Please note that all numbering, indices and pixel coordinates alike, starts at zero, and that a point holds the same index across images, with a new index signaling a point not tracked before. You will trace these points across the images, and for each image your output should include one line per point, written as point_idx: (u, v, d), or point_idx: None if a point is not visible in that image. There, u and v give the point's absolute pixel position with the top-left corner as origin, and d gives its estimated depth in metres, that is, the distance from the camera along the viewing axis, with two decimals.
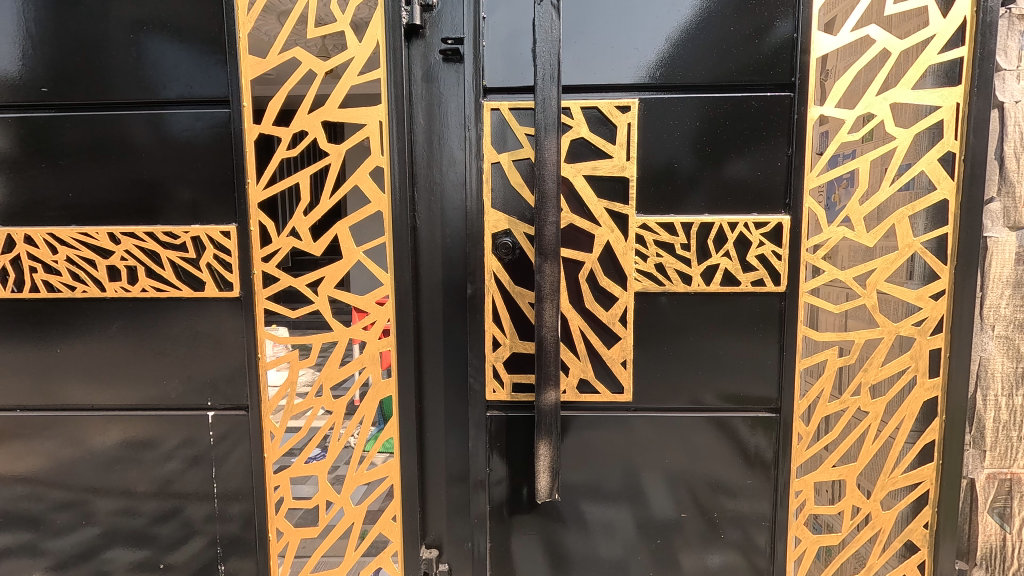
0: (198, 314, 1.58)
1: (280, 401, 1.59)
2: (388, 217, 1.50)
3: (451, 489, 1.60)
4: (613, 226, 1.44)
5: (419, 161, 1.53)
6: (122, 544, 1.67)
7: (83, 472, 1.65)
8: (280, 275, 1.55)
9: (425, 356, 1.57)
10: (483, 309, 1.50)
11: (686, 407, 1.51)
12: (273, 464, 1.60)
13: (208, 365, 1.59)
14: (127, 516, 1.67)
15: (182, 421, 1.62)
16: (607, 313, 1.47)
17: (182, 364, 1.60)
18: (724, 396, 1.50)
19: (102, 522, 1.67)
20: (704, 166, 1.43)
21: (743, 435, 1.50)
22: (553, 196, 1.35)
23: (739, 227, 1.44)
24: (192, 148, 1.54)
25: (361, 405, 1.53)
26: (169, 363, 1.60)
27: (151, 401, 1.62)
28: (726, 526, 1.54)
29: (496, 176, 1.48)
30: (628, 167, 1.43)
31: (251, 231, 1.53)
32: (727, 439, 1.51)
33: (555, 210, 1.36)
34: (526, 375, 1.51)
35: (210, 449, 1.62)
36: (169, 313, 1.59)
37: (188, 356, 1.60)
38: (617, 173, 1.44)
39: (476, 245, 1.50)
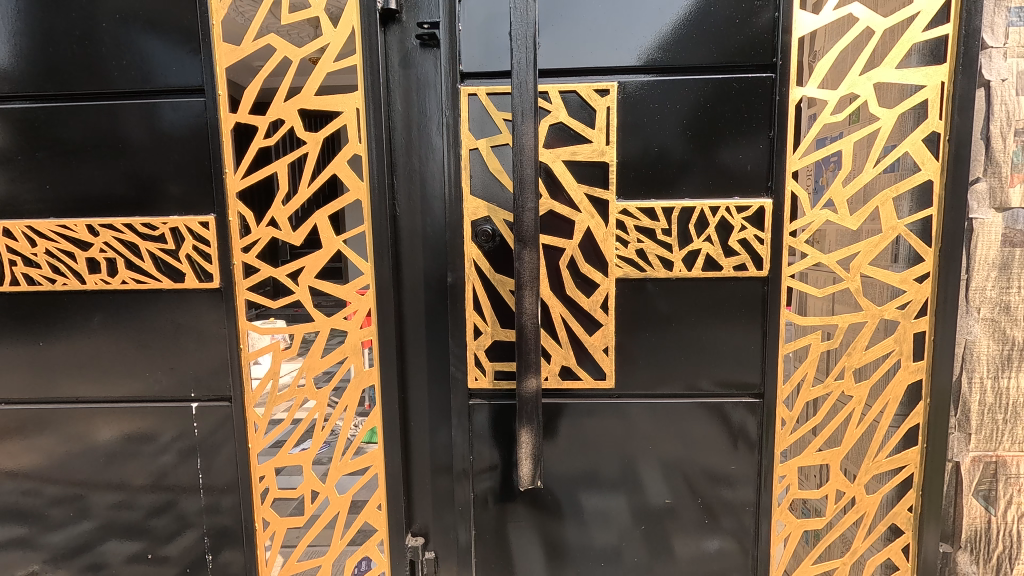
0: (180, 306, 1.57)
1: (263, 392, 1.58)
2: (367, 207, 1.48)
3: (436, 479, 1.60)
4: (593, 212, 1.43)
5: (398, 149, 1.51)
6: (117, 537, 1.69)
7: (74, 466, 1.66)
8: (260, 265, 1.54)
9: (407, 345, 1.56)
10: (464, 298, 1.49)
11: (671, 393, 1.50)
12: (258, 456, 1.60)
13: (191, 356, 1.59)
14: (119, 509, 1.67)
15: (167, 413, 1.62)
16: (588, 300, 1.46)
17: (166, 357, 1.60)
18: (722, 382, 1.49)
19: (94, 515, 1.68)
20: (685, 149, 1.41)
21: (727, 420, 1.50)
22: (531, 182, 1.34)
23: (721, 211, 1.42)
24: (168, 138, 1.52)
25: (343, 395, 1.53)
26: (153, 355, 1.60)
27: (139, 394, 1.63)
28: (722, 513, 1.54)
29: (476, 163, 1.46)
30: (608, 151, 1.41)
31: (230, 222, 1.52)
32: (710, 424, 1.50)
33: (532, 195, 1.34)
34: (508, 362, 1.51)
35: (196, 441, 1.62)
36: (150, 304, 1.58)
37: (171, 348, 1.59)
38: (597, 157, 1.42)
39: (456, 233, 1.48)
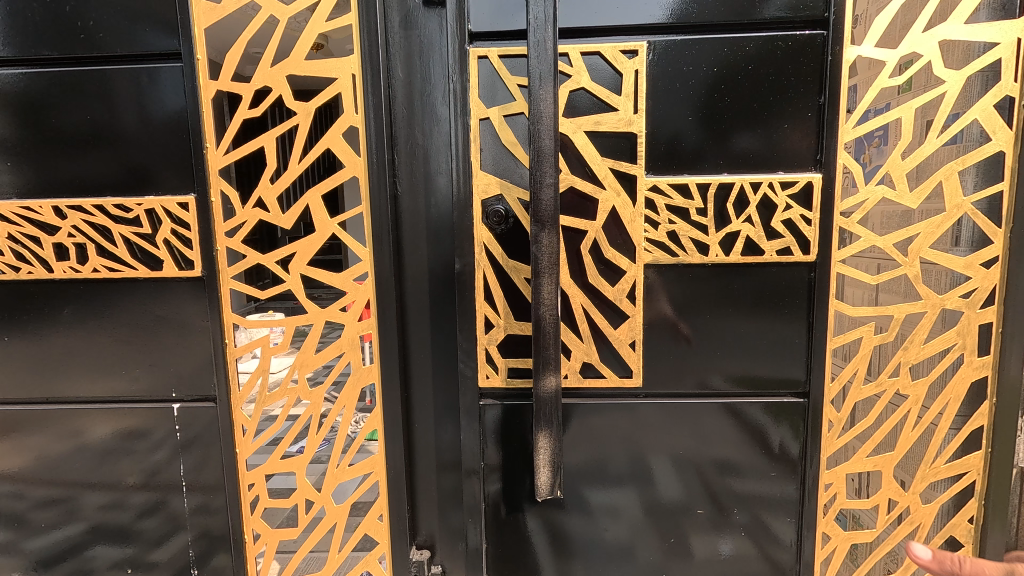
0: (157, 296, 1.42)
1: (252, 392, 1.43)
2: (364, 185, 1.33)
3: (442, 481, 1.45)
4: (619, 189, 1.27)
5: (399, 121, 1.35)
6: (105, 542, 1.54)
7: (53, 467, 1.52)
8: (247, 252, 1.37)
9: (410, 338, 1.41)
10: (474, 287, 1.32)
11: (684, 393, 1.35)
12: (246, 461, 1.46)
13: (174, 350, 1.44)
14: (106, 511, 1.53)
15: (147, 415, 1.47)
16: (612, 289, 1.30)
17: (145, 353, 1.45)
18: (732, 377, 1.34)
19: (83, 519, 1.53)
20: (723, 119, 1.25)
21: (768, 421, 1.35)
22: (551, 155, 1.19)
23: (763, 187, 1.26)
24: (142, 109, 1.36)
25: (340, 394, 1.38)
26: (131, 351, 1.45)
27: (118, 392, 1.48)
28: (738, 512, 1.39)
29: (487, 135, 1.30)
30: (636, 121, 1.25)
31: (212, 203, 1.36)
32: (747, 424, 1.35)
33: (552, 169, 1.19)
34: (522, 359, 1.35)
35: (178, 445, 1.47)
36: (126, 295, 1.43)
37: (150, 343, 1.44)
38: (624, 128, 1.26)
39: (465, 212, 1.31)
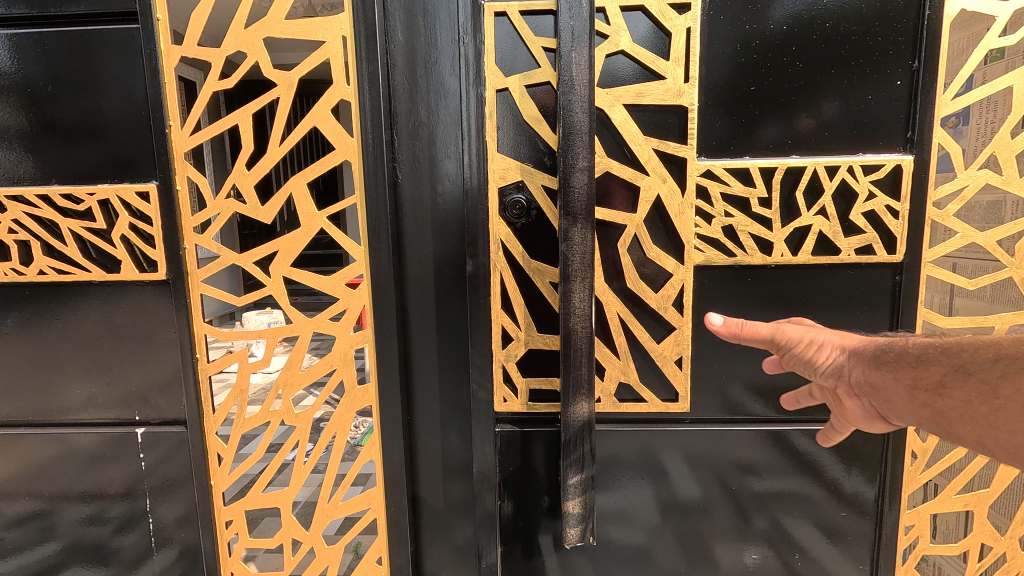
0: (118, 304, 1.21)
1: (228, 415, 1.23)
2: (358, 170, 1.11)
3: (451, 483, 1.21)
4: (665, 175, 1.05)
5: (399, 93, 1.11)
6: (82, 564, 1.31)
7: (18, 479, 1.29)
8: (220, 252, 1.16)
9: (412, 352, 1.18)
10: (489, 293, 1.10)
11: (709, 418, 1.15)
12: (223, 494, 1.25)
13: (141, 363, 1.23)
14: (86, 526, 1.30)
15: (108, 441, 1.26)
16: (656, 296, 1.08)
17: (106, 369, 1.24)
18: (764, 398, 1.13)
19: (60, 536, 1.30)
20: (793, 89, 1.03)
21: (834, 449, 1.15)
22: (588, 132, 0.97)
23: (841, 172, 1.03)
24: (93, 81, 1.13)
25: (332, 415, 1.19)
26: (90, 367, 1.24)
27: (78, 408, 1.26)
28: (798, 556, 1.18)
29: (506, 109, 1.08)
30: (688, 91, 1.02)
31: (176, 192, 1.13)
32: (808, 454, 1.15)
33: (587, 150, 0.97)
34: (547, 378, 1.13)
35: (144, 475, 1.26)
36: (81, 302, 1.21)
37: (112, 358, 1.23)
38: (673, 100, 1.03)
39: (480, 205, 1.09)
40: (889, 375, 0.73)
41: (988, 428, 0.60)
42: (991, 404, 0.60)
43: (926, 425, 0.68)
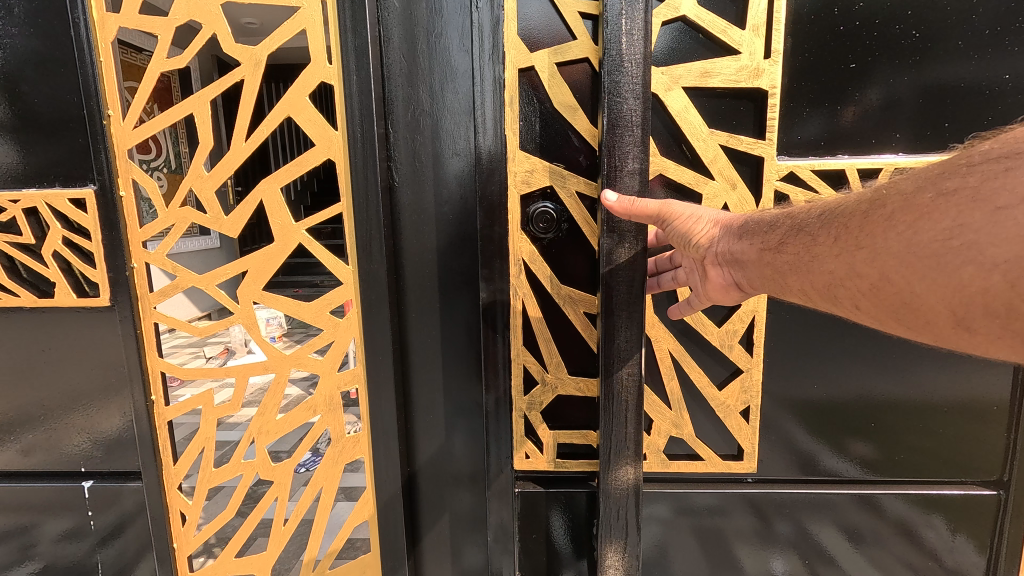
0: (53, 331, 0.95)
1: (188, 469, 0.98)
2: (342, 171, 0.86)
3: (469, 498, 0.96)
4: (734, 179, 0.83)
5: (394, 73, 0.86)
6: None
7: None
8: (176, 271, 0.92)
9: (412, 395, 0.94)
10: (512, 326, 0.88)
11: (789, 478, 0.95)
12: (187, 560, 1.00)
13: (81, 407, 0.98)
14: (66, 543, 1.01)
15: (43, 500, 1.00)
16: (718, 331, 0.89)
17: (41, 412, 0.98)
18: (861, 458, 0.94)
19: (38, 554, 1.01)
20: (906, 66, 0.80)
21: (943, 518, 0.94)
22: (641, 124, 0.74)
23: None
24: (10, 53, 0.87)
25: (316, 470, 0.94)
26: (17, 408, 0.98)
27: (30, 428, 0.99)
28: None
29: (533, 95, 0.85)
30: (767, 70, 0.79)
31: (119, 198, 0.89)
32: (905, 518, 0.95)
33: (639, 149, 0.75)
34: (581, 430, 0.92)
35: (90, 540, 1.01)
36: (5, 328, 0.96)
37: (47, 399, 0.98)
38: (749, 81, 0.80)
39: (494, 222, 0.84)
40: (749, 244, 0.63)
41: (807, 275, 0.56)
42: (809, 251, 0.56)
43: (770, 286, 0.62)
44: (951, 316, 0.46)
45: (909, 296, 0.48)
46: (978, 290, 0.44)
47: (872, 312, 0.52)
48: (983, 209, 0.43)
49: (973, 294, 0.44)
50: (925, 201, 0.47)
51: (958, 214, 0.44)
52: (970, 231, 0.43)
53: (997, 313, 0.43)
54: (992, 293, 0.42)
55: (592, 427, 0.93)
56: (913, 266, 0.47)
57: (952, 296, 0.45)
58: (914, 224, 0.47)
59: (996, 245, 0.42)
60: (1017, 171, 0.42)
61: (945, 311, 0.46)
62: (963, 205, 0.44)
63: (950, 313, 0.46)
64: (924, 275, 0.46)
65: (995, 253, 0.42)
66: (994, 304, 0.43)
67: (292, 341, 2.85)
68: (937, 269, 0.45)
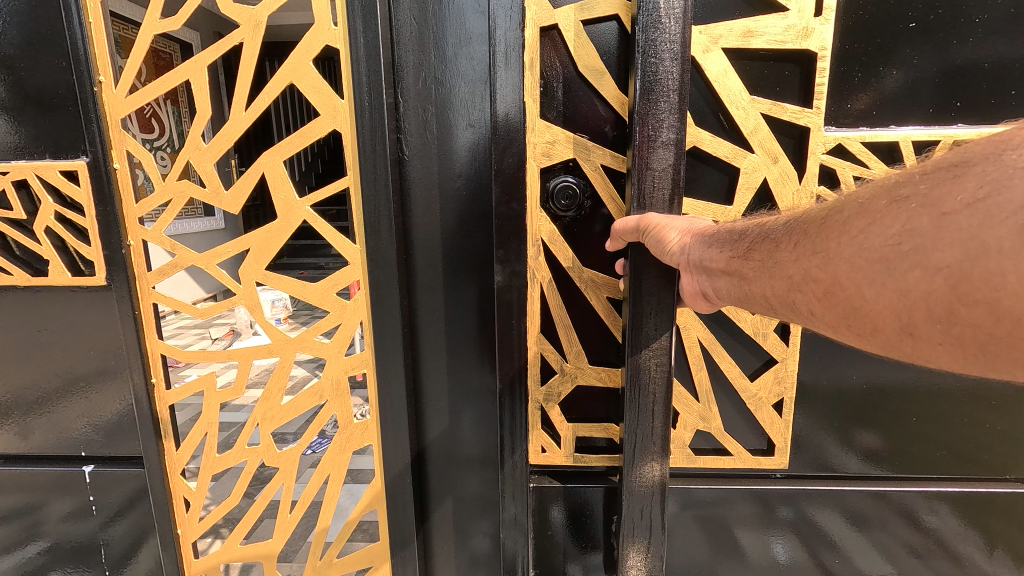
0: (48, 310, 0.90)
1: (192, 453, 0.93)
2: (350, 144, 0.79)
3: (485, 492, 0.91)
4: (775, 153, 0.78)
5: (405, 36, 0.79)
6: (69, 569, 1.00)
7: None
8: (174, 250, 0.86)
9: (423, 382, 0.89)
10: (531, 312, 0.82)
11: (825, 475, 0.90)
12: (193, 546, 0.96)
13: (80, 390, 0.93)
14: (72, 521, 0.97)
15: (44, 484, 0.96)
16: (752, 319, 0.83)
17: (40, 394, 0.94)
18: (900, 455, 0.88)
19: (46, 533, 0.98)
20: (970, 27, 0.74)
21: (985, 517, 0.89)
22: (678, 90, 0.71)
23: None
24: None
25: (323, 457, 0.89)
26: (18, 388, 0.94)
27: (32, 410, 0.94)
28: None
29: (559, 58, 0.78)
30: (817, 31, 0.73)
31: (112, 171, 0.83)
32: (947, 518, 0.89)
33: (675, 118, 0.72)
34: (602, 424, 0.87)
35: (92, 526, 0.97)
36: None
37: (46, 382, 0.93)
38: (796, 42, 0.74)
39: (513, 198, 0.77)
40: (718, 252, 0.59)
41: (765, 282, 0.53)
42: (773, 257, 0.53)
43: (734, 297, 0.58)
44: (896, 323, 0.44)
45: (857, 301, 0.46)
46: (922, 295, 0.43)
47: (825, 317, 0.49)
48: (928, 215, 0.42)
49: (916, 300, 0.43)
50: (878, 206, 0.46)
51: (906, 220, 0.43)
52: (917, 235, 0.42)
53: (939, 319, 0.42)
54: (935, 296, 0.41)
55: (613, 420, 0.88)
56: (861, 270, 0.45)
57: (898, 301, 0.44)
58: (865, 230, 0.46)
59: (941, 249, 0.41)
60: (963, 178, 0.42)
61: (890, 316, 0.44)
62: (911, 210, 0.43)
63: (895, 319, 0.44)
64: (872, 279, 0.45)
65: (940, 257, 0.41)
66: (937, 308, 0.42)
67: (297, 325, 2.81)
68: (886, 273, 0.44)
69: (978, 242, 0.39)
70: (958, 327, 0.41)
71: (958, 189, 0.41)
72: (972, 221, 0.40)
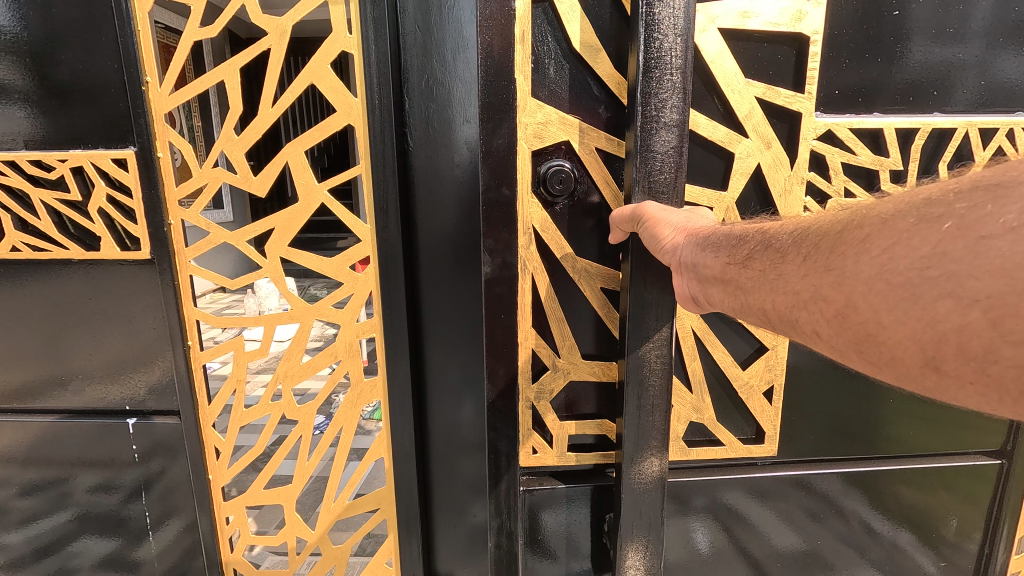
0: (96, 280, 0.99)
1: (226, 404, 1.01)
2: (360, 138, 0.84)
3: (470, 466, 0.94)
4: (769, 137, 0.81)
5: (410, 45, 0.83)
6: (98, 535, 1.08)
7: (27, 447, 1.06)
8: (209, 228, 0.95)
9: (433, 369, 0.92)
10: (523, 295, 0.88)
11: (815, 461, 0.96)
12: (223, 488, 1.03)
13: (122, 362, 1.02)
14: (98, 493, 1.06)
15: (87, 448, 1.04)
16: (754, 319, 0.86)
17: (89, 365, 1.03)
18: (879, 436, 0.96)
19: (73, 503, 1.06)
20: (926, 37, 0.80)
21: (954, 492, 0.98)
22: (681, 68, 0.75)
23: (1001, 134, 0.83)
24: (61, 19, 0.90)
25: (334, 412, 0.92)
26: (72, 360, 1.03)
27: (77, 383, 1.04)
28: None
29: (548, 30, 0.83)
30: (808, 13, 0.77)
31: (157, 160, 0.93)
32: (922, 492, 0.97)
33: (678, 98, 0.77)
34: (596, 421, 0.95)
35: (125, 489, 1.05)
36: (57, 284, 1.00)
37: (95, 354, 1.03)
38: (789, 24, 0.78)
39: (502, 182, 0.83)
40: (718, 262, 0.65)
41: (768, 294, 0.58)
42: (776, 269, 0.58)
43: (727, 306, 0.65)
44: (922, 355, 0.46)
45: (874, 327, 0.49)
46: (953, 327, 0.44)
47: (832, 339, 0.53)
48: (966, 239, 0.43)
49: (947, 331, 0.44)
50: (906, 226, 0.47)
51: (939, 242, 0.44)
52: (950, 261, 0.43)
53: (972, 356, 0.43)
54: (972, 329, 0.42)
55: (605, 415, 0.96)
56: (885, 297, 0.47)
57: (925, 332, 0.45)
58: (890, 250, 0.47)
59: (978, 278, 0.41)
60: (1009, 198, 0.42)
61: (916, 348, 0.46)
62: (946, 234, 0.44)
63: (920, 350, 0.46)
64: (894, 306, 0.47)
65: (978, 286, 0.41)
66: (974, 342, 0.42)
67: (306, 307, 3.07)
68: (916, 304, 0.45)
69: (1021, 272, 0.40)
70: (996, 366, 0.42)
71: (1001, 211, 0.42)
72: (1014, 247, 0.40)
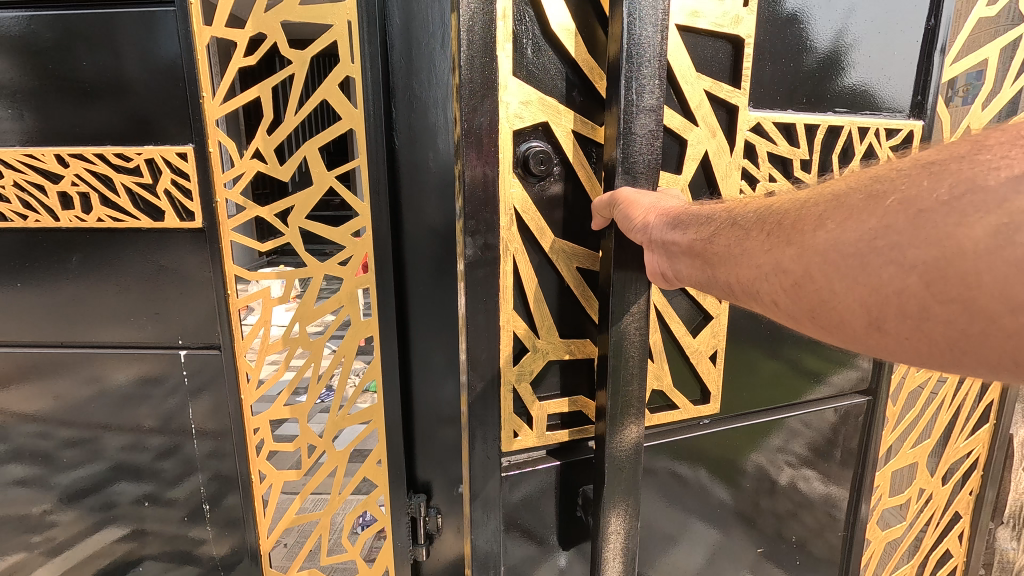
0: (152, 256, 1.15)
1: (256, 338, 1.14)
2: (359, 142, 0.99)
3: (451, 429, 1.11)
4: (716, 128, 0.98)
5: (397, 72, 1.00)
6: (132, 480, 1.23)
7: (75, 403, 1.20)
8: (250, 206, 1.12)
9: (444, 337, 1.07)
10: (505, 277, 1.02)
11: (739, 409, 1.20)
12: (251, 405, 1.17)
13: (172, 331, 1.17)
14: (130, 451, 1.21)
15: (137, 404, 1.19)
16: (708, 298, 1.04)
17: (139, 333, 1.18)
18: (784, 384, 1.23)
19: (112, 453, 1.22)
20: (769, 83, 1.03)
21: (830, 424, 1.29)
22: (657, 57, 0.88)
23: (870, 134, 1.13)
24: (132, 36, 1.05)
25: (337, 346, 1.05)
26: (123, 329, 1.18)
27: (128, 345, 1.19)
28: (789, 521, 1.31)
29: (528, 14, 0.97)
30: (746, 19, 0.94)
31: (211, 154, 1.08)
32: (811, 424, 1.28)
33: (655, 85, 0.89)
34: (571, 398, 1.12)
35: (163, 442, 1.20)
36: (116, 260, 1.15)
37: (142, 323, 1.17)
38: (730, 27, 0.94)
39: (486, 163, 0.96)
40: (689, 242, 0.78)
41: (736, 268, 0.70)
42: (740, 246, 0.70)
43: (700, 283, 0.78)
44: (868, 316, 0.58)
45: (827, 295, 0.61)
46: (894, 291, 0.56)
47: (790, 307, 0.65)
48: (908, 212, 0.55)
49: (890, 294, 0.56)
50: (857, 201, 0.60)
51: (885, 218, 0.57)
52: (893, 233, 0.55)
53: (909, 314, 0.55)
54: (910, 292, 0.54)
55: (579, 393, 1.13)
56: (837, 267, 0.60)
57: (870, 297, 0.58)
58: (843, 225, 0.60)
59: (916, 247, 0.54)
60: (938, 182, 0.55)
61: (864, 311, 0.58)
62: (891, 211, 0.56)
63: (867, 313, 0.58)
64: (844, 273, 0.59)
65: (917, 255, 0.54)
66: (912, 303, 0.54)
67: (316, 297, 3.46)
68: (862, 270, 0.58)
69: (949, 242, 0.52)
70: (928, 321, 0.54)
71: (935, 188, 0.55)
72: (945, 219, 0.52)
